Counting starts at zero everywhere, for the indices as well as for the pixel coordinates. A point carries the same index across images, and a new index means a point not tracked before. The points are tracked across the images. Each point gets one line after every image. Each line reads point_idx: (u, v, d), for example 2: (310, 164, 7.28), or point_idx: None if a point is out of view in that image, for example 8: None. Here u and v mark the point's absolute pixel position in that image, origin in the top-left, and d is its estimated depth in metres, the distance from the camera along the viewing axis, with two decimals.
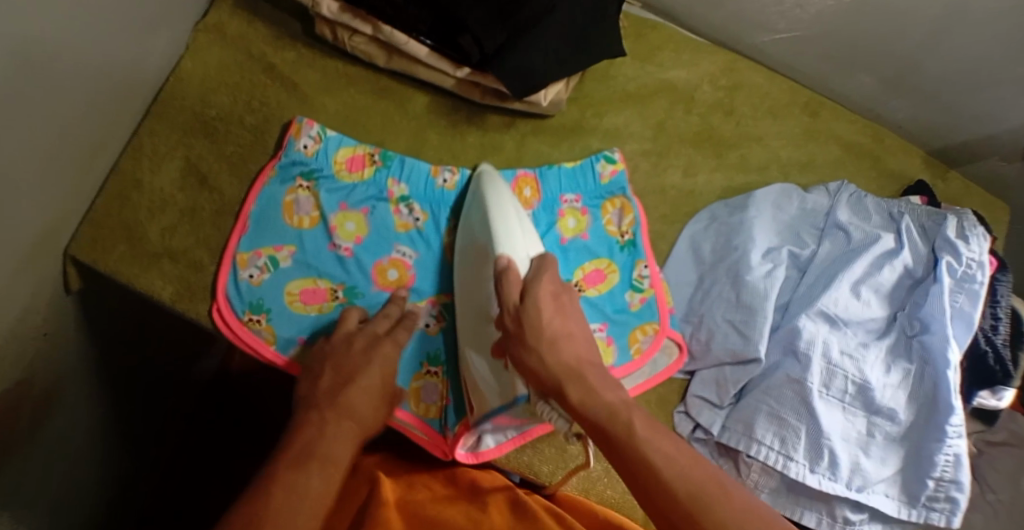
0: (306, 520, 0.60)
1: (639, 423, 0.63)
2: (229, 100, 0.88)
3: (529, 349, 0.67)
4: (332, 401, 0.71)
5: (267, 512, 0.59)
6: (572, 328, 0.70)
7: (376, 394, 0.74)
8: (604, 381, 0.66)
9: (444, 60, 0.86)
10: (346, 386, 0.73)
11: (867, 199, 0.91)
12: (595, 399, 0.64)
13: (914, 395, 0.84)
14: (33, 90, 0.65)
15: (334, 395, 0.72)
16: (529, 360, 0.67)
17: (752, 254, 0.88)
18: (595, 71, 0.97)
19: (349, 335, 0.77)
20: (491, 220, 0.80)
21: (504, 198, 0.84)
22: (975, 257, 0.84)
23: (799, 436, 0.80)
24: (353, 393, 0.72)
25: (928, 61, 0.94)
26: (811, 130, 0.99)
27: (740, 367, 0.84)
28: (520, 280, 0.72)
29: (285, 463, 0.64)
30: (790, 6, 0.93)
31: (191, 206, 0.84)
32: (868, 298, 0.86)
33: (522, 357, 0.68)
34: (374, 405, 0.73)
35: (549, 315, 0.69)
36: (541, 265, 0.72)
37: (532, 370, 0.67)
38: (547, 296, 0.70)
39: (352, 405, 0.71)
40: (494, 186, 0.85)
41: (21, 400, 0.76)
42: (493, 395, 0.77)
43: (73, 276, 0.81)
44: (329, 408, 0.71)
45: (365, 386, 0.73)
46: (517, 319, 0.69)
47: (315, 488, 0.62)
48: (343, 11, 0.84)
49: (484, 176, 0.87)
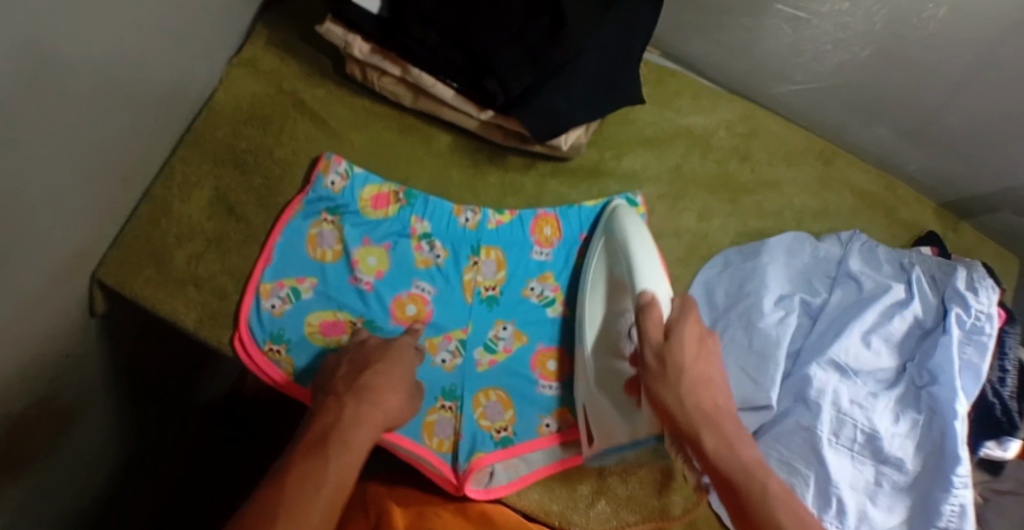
0: (325, 507, 0.62)
1: (770, 480, 0.65)
2: (258, 133, 0.91)
3: (666, 385, 0.70)
4: (349, 387, 0.72)
5: (282, 498, 0.61)
6: (712, 375, 0.72)
7: (395, 377, 0.75)
8: (736, 433, 0.69)
9: (468, 103, 0.90)
10: (363, 371, 0.74)
11: (879, 249, 0.93)
12: (729, 450, 0.67)
13: (921, 444, 0.84)
14: (70, 120, 0.67)
15: (351, 381, 0.73)
16: (667, 399, 0.70)
17: (765, 300, 0.90)
18: (616, 116, 1.00)
19: (360, 342, 0.79)
20: (632, 255, 0.82)
21: (645, 238, 0.85)
22: (984, 309, 0.84)
23: (808, 483, 0.82)
24: (370, 377, 0.73)
25: (941, 116, 0.96)
26: (826, 178, 1.01)
27: (751, 412, 0.86)
28: (663, 320, 0.74)
29: (301, 450, 0.66)
30: (808, 59, 0.97)
31: (218, 235, 0.87)
32: (879, 348, 0.88)
33: (660, 394, 0.71)
34: (394, 389, 0.74)
35: (692, 359, 0.72)
36: (686, 307, 0.75)
37: (667, 408, 0.70)
38: (692, 340, 0.73)
39: (370, 389, 0.72)
40: (630, 219, 0.87)
41: (42, 416, 0.77)
42: (620, 430, 0.79)
43: (98, 298, 0.82)
44: (346, 392, 0.72)
45: (382, 371, 0.75)
46: (655, 350, 0.72)
47: (331, 474, 0.64)
48: (373, 53, 0.89)
49: (618, 213, 0.89)
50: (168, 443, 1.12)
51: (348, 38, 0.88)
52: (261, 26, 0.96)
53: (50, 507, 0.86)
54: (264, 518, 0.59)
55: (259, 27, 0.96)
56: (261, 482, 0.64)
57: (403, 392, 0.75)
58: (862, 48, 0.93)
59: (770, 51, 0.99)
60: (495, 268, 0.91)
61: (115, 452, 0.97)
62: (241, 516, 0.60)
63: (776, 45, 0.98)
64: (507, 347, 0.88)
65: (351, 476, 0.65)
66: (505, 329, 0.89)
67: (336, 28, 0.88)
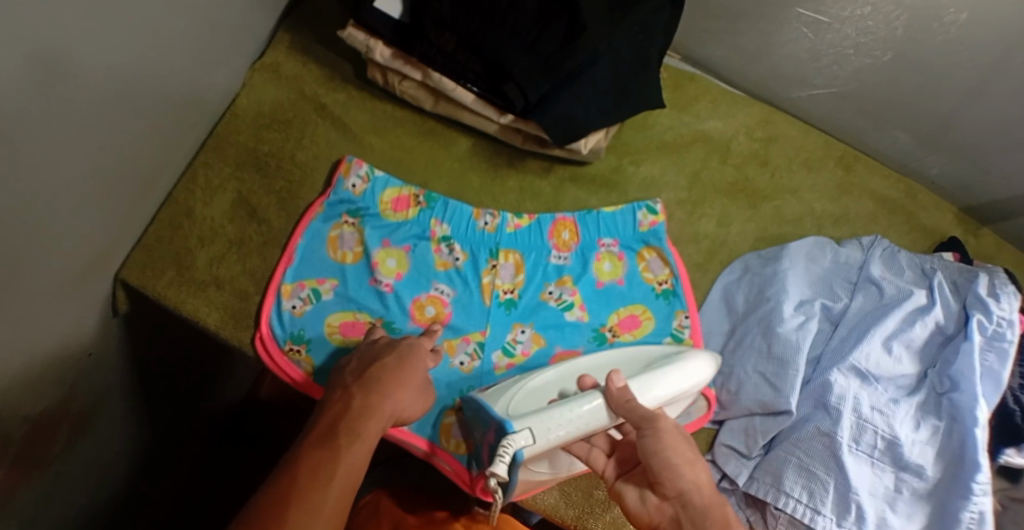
0: (335, 497, 0.62)
1: None
2: (280, 137, 0.92)
3: (682, 474, 0.65)
4: (358, 378, 0.72)
5: (293, 487, 0.62)
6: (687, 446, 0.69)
7: (407, 371, 0.74)
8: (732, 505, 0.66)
9: (489, 106, 0.90)
10: (372, 365, 0.73)
11: (900, 254, 0.93)
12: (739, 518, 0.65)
13: (942, 451, 0.83)
14: (95, 121, 0.69)
15: (359, 373, 0.73)
16: (664, 453, 0.66)
17: (785, 306, 0.89)
18: (635, 120, 1.01)
19: (372, 341, 0.79)
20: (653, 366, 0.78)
21: (667, 379, 0.77)
22: (1005, 315, 0.85)
23: (828, 490, 0.80)
24: (380, 369, 0.73)
25: (960, 121, 0.96)
26: (845, 183, 1.01)
27: (770, 418, 0.85)
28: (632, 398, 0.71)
29: (311, 440, 0.66)
30: (828, 63, 0.97)
31: (239, 237, 0.87)
32: (900, 354, 0.87)
33: (658, 449, 0.66)
34: (407, 381, 0.73)
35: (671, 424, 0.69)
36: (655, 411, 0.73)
37: (661, 465, 0.66)
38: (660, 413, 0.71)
39: (379, 380, 0.72)
40: (689, 367, 0.79)
41: (61, 412, 0.78)
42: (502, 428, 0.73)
43: (121, 299, 0.84)
44: (354, 384, 0.72)
45: (392, 366, 0.74)
46: (656, 443, 0.67)
47: (341, 465, 0.64)
48: (395, 57, 0.90)
49: (701, 363, 0.80)
50: (183, 440, 1.12)
51: (370, 44, 0.89)
52: (283, 31, 0.98)
53: (65, 503, 0.86)
54: (276, 507, 0.60)
55: (281, 32, 0.98)
56: (274, 470, 0.64)
57: (413, 384, 0.74)
58: (882, 53, 0.93)
59: (789, 55, 0.99)
60: (513, 272, 0.91)
61: (132, 447, 0.98)
62: (253, 505, 0.61)
63: (796, 50, 0.98)
64: (525, 351, 0.87)
65: (361, 467, 0.65)
66: (523, 333, 0.88)
67: (358, 33, 0.89)
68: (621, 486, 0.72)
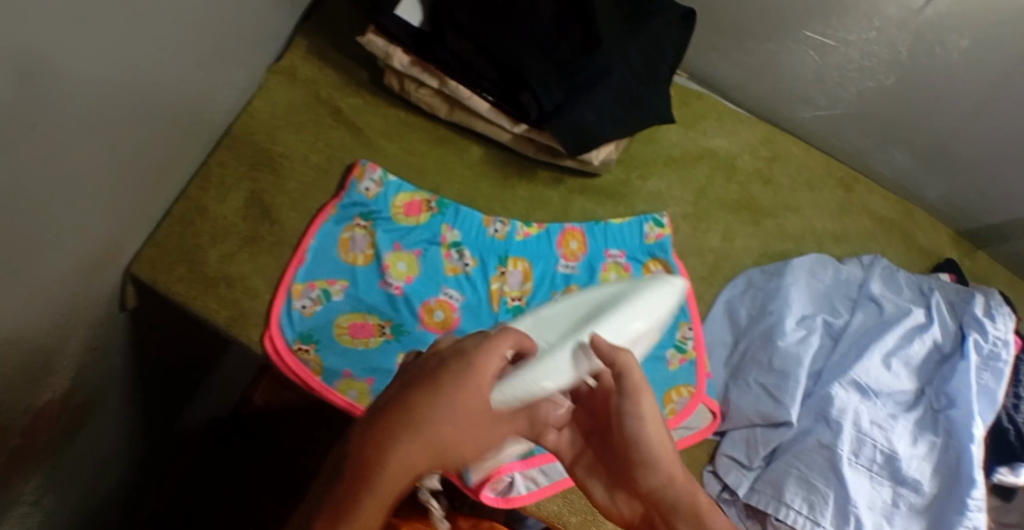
0: None
1: None
2: (295, 139, 0.94)
3: (660, 468, 0.63)
4: (394, 410, 0.57)
5: None
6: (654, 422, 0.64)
7: (458, 401, 0.57)
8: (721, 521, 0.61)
9: (504, 116, 0.92)
10: (413, 397, 0.57)
11: (898, 274, 0.95)
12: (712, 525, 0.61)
13: (938, 466, 0.85)
14: (123, 111, 0.70)
15: (397, 404, 0.58)
16: (629, 430, 0.64)
17: (787, 319, 0.91)
18: (642, 135, 1.03)
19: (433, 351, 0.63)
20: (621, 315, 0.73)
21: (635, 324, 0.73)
22: (1001, 335, 0.88)
23: (828, 502, 0.81)
24: (420, 400, 0.56)
25: (957, 144, 0.99)
26: (847, 203, 1.03)
27: (771, 429, 0.86)
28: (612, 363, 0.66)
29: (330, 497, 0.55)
30: (833, 85, 1.00)
31: (251, 236, 0.88)
32: (899, 370, 0.89)
33: (624, 423, 0.64)
34: (456, 413, 0.57)
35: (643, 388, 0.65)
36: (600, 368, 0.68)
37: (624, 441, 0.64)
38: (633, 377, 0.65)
39: (418, 415, 0.56)
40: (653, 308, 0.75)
41: (64, 402, 0.77)
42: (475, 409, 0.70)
43: (129, 293, 0.83)
44: (388, 418, 0.57)
45: (438, 393, 0.57)
46: (634, 416, 0.64)
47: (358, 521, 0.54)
48: (413, 65, 0.91)
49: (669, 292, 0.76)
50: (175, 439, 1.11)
51: (390, 50, 0.91)
52: (301, 37, 1.00)
53: (56, 496, 0.85)
54: None
55: (299, 38, 1.00)
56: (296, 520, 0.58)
57: (466, 415, 0.57)
58: (887, 76, 0.96)
59: (794, 76, 1.02)
60: (522, 279, 0.92)
61: (126, 443, 0.97)
62: None
63: (801, 71, 1.01)
64: None
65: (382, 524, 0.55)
66: None
67: (378, 40, 0.91)
68: (586, 477, 0.69)
